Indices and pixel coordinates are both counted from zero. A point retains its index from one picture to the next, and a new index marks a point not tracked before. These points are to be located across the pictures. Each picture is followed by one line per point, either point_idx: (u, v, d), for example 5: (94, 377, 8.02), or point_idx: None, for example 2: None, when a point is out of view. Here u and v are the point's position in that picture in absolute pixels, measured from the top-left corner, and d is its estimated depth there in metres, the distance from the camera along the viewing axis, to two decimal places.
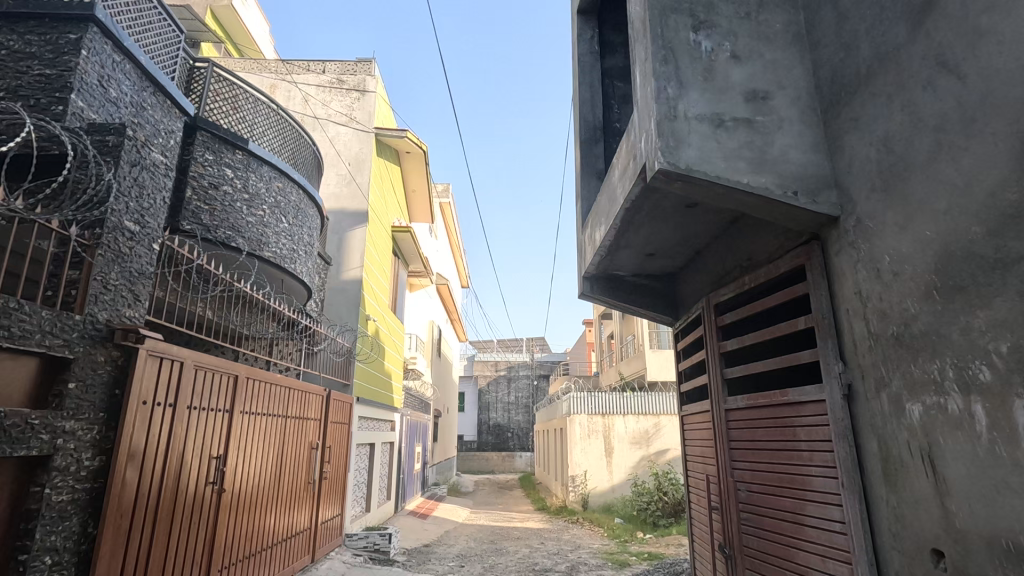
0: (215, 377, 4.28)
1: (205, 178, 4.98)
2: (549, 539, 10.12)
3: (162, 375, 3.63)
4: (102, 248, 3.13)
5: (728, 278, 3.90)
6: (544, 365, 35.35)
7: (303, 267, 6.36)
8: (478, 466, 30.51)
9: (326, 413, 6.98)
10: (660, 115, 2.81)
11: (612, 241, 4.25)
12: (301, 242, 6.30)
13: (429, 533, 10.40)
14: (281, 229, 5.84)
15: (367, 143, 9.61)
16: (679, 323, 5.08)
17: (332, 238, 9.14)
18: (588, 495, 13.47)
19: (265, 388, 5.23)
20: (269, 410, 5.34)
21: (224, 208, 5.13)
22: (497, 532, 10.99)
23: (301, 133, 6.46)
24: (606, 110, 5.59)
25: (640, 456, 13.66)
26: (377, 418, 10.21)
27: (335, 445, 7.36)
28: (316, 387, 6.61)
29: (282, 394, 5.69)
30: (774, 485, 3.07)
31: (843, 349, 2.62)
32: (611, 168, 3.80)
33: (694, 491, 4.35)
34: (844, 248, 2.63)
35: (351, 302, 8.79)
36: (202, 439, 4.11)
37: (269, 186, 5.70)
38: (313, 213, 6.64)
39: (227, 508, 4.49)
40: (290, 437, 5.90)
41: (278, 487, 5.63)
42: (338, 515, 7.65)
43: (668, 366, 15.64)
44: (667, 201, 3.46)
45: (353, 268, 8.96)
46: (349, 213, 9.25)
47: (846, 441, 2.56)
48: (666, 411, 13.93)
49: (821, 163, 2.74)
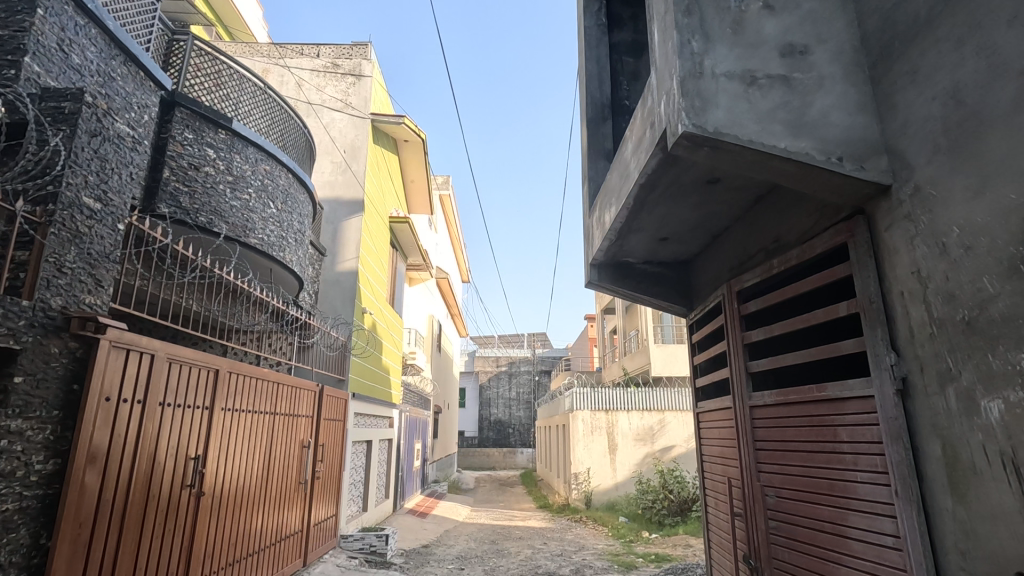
0: (193, 371, 3.95)
1: (184, 158, 4.63)
2: (551, 539, 9.80)
3: (129, 369, 3.29)
4: (56, 226, 2.80)
5: (751, 263, 3.55)
6: (545, 360, 35.07)
7: (292, 256, 6.02)
8: (479, 462, 30.26)
9: (319, 410, 6.65)
10: (684, 72, 2.46)
11: (624, 224, 3.90)
12: (291, 230, 5.96)
13: (428, 533, 10.08)
14: (269, 215, 5.50)
15: (362, 130, 9.26)
16: (694, 314, 4.74)
17: (327, 228, 8.79)
18: (591, 493, 13.15)
19: (250, 383, 4.88)
20: (254, 408, 5.00)
21: (206, 190, 4.79)
22: (499, 531, 10.68)
23: (290, 114, 6.11)
24: (614, 87, 5.23)
25: (644, 453, 13.36)
26: (374, 415, 9.86)
27: (329, 443, 7.03)
28: (308, 382, 6.28)
29: (270, 390, 5.36)
30: (810, 492, 2.73)
31: (896, 338, 2.28)
32: (623, 141, 3.45)
33: (712, 494, 4.02)
34: (897, 222, 2.29)
35: (346, 295, 8.45)
36: (177, 439, 3.77)
37: (255, 169, 5.35)
38: (303, 199, 6.30)
39: (208, 513, 4.17)
40: (279, 434, 5.58)
41: (266, 489, 5.30)
42: (333, 515, 7.33)
43: (674, 363, 15.19)
44: (688, 175, 3.11)
45: (348, 259, 8.60)
46: (344, 202, 8.90)
47: (901, 444, 2.21)
48: (671, 407, 13.64)
49: (870, 125, 2.38)
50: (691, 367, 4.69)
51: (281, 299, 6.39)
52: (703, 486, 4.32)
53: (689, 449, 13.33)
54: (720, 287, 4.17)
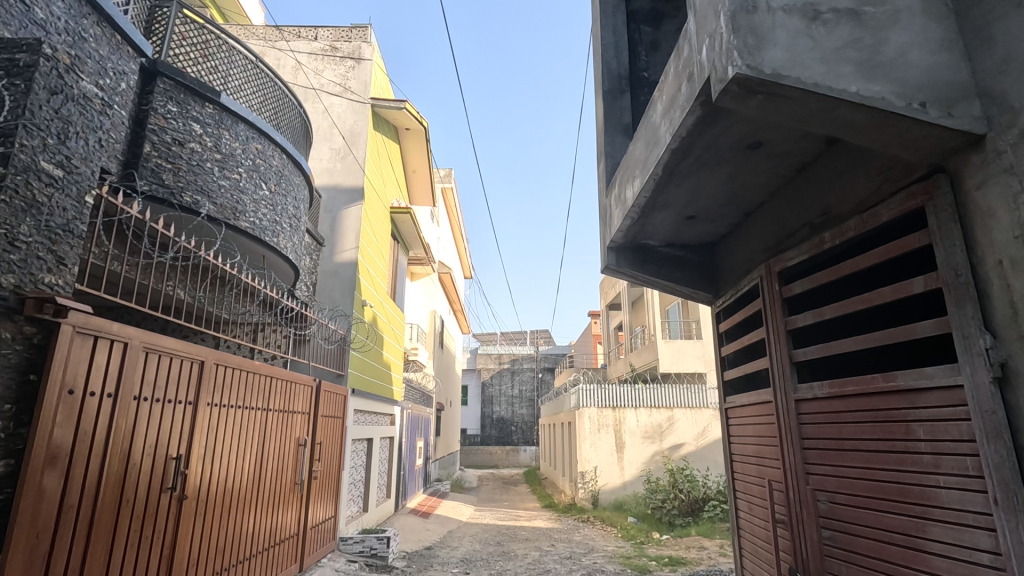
0: (173, 362, 3.59)
1: (167, 132, 4.27)
2: (559, 541, 9.43)
3: (96, 359, 2.92)
4: (8, 193, 2.44)
5: (793, 240, 3.19)
6: (548, 358, 34.73)
7: (287, 242, 5.67)
8: (482, 460, 29.92)
9: (316, 406, 6.29)
10: (734, 5, 2.09)
11: (648, 199, 3.53)
12: (285, 214, 5.60)
13: (431, 534, 9.73)
14: (261, 197, 5.14)
15: (362, 115, 8.91)
16: (720, 302, 4.39)
17: (325, 217, 8.44)
18: (598, 492, 12.79)
19: (239, 377, 4.52)
20: (245, 403, 4.64)
21: (191, 168, 4.43)
22: (504, 532, 10.33)
23: (284, 91, 5.75)
24: (632, 58, 4.86)
25: (652, 452, 13.01)
26: (375, 412, 9.51)
27: (327, 441, 6.68)
28: (304, 377, 5.92)
29: (262, 385, 5.00)
30: (877, 499, 2.37)
31: (991, 316, 1.91)
32: (652, 103, 3.08)
33: (747, 498, 3.67)
34: (993, 177, 1.91)
35: (345, 286, 8.09)
36: (156, 437, 3.42)
37: (246, 148, 4.99)
38: (299, 181, 5.95)
39: (191, 517, 3.81)
40: (273, 432, 5.22)
41: (259, 490, 4.95)
42: (331, 517, 6.97)
43: (682, 359, 14.84)
44: (728, 137, 2.74)
45: (347, 249, 8.24)
46: (343, 190, 8.54)
47: (1000, 443, 1.84)
48: (680, 404, 13.30)
49: (958, 65, 2.01)
50: (718, 358, 4.33)
51: (274, 289, 6.04)
52: (735, 490, 3.98)
53: (699, 446, 12.98)
54: (752, 270, 3.81)
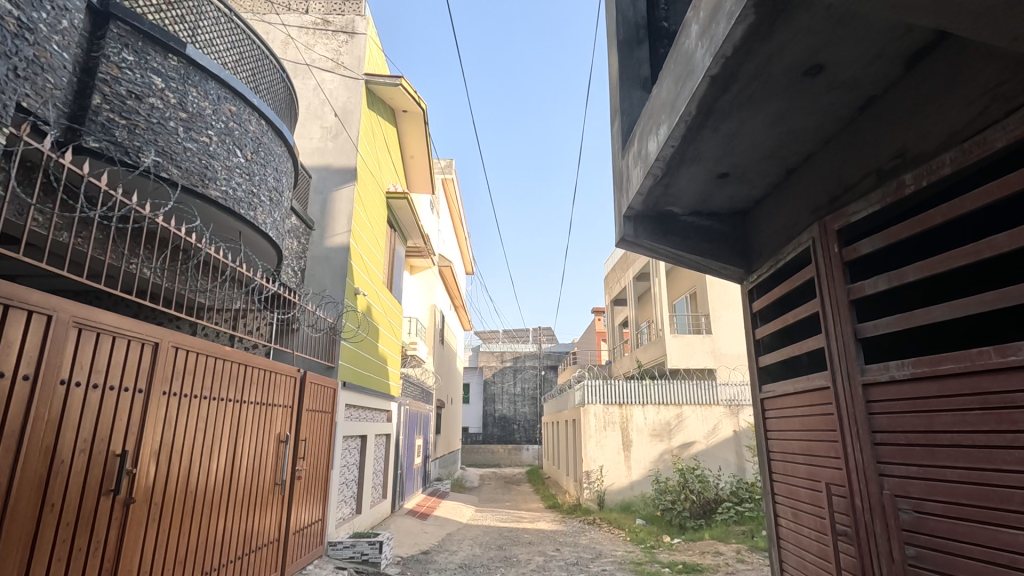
0: (115, 341, 3.04)
1: (122, 83, 3.73)
2: (564, 544, 8.90)
3: (9, 333, 2.40)
4: None
5: (856, 191, 2.67)
6: (551, 355, 34.18)
7: (266, 217, 5.14)
8: (484, 459, 29.42)
9: (300, 399, 5.76)
10: None
11: (676, 150, 3.00)
12: (264, 186, 5.06)
13: (429, 537, 9.20)
14: (235, 164, 4.61)
15: (356, 92, 8.38)
16: (752, 277, 3.87)
17: (315, 199, 7.92)
18: (604, 492, 12.24)
19: (205, 363, 3.99)
20: (213, 393, 4.11)
21: (151, 126, 3.90)
22: (506, 535, 9.80)
23: (264, 51, 5.20)
24: (650, 6, 4.30)
25: (661, 451, 12.47)
26: (369, 408, 9.00)
27: (314, 438, 6.16)
28: (285, 366, 5.39)
29: (236, 374, 4.46)
30: (989, 507, 1.83)
31: None
32: (687, 25, 2.55)
33: (794, 502, 3.16)
34: None
35: (337, 272, 7.56)
36: (93, 429, 2.89)
37: (217, 108, 4.44)
38: (281, 151, 5.41)
39: (142, 524, 3.29)
40: (249, 429, 4.68)
41: (233, 493, 4.43)
42: (317, 520, 6.45)
43: (691, 354, 14.27)
44: (787, 55, 2.21)
45: (338, 233, 7.71)
46: (335, 170, 8.02)
47: None
48: (689, 401, 12.78)
49: None
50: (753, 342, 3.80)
51: (254, 270, 5.52)
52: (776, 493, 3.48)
53: (709, 445, 12.44)
54: (794, 236, 3.28)
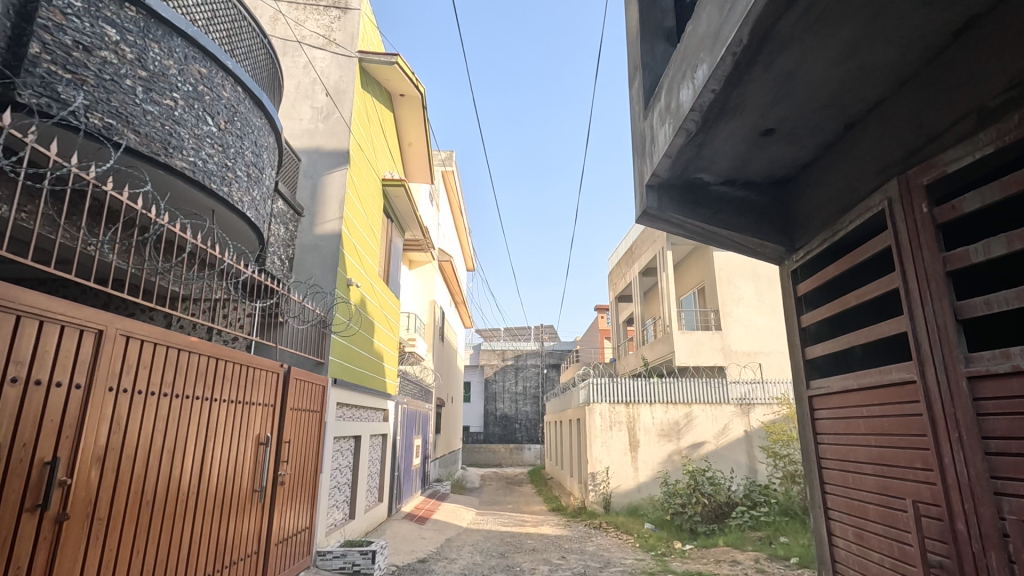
0: (40, 326, 2.55)
1: (67, 32, 3.21)
2: (570, 552, 8.40)
3: None
4: None
5: (949, 137, 2.19)
6: (553, 353, 33.68)
7: (243, 195, 4.61)
8: (485, 459, 28.98)
9: (285, 397, 5.28)
10: None
11: (717, 97, 2.52)
12: (240, 161, 4.55)
13: (426, 543, 8.71)
14: (205, 133, 4.10)
15: (349, 70, 7.88)
16: (799, 254, 3.34)
17: (305, 183, 7.43)
18: (610, 495, 11.75)
19: (164, 356, 3.49)
20: (176, 389, 3.61)
21: (103, 83, 3.38)
22: (508, 540, 9.32)
23: (240, 11, 4.66)
24: None
25: (669, 451, 11.98)
26: (364, 407, 8.53)
27: (300, 439, 5.68)
28: (267, 361, 4.92)
29: (206, 368, 3.98)
30: None
31: None
32: None
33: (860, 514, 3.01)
34: None
35: (327, 262, 7.06)
36: (10, 430, 2.39)
37: (183, 69, 3.93)
38: (261, 124, 4.92)
39: (82, 544, 2.79)
40: (223, 431, 4.19)
41: (204, 504, 3.93)
42: (304, 528, 5.95)
43: (700, 352, 13.73)
44: None
45: (329, 220, 7.22)
46: (325, 153, 7.52)
47: None
48: (698, 400, 12.27)
49: None
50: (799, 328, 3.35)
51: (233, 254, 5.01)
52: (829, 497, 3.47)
53: (719, 446, 11.95)
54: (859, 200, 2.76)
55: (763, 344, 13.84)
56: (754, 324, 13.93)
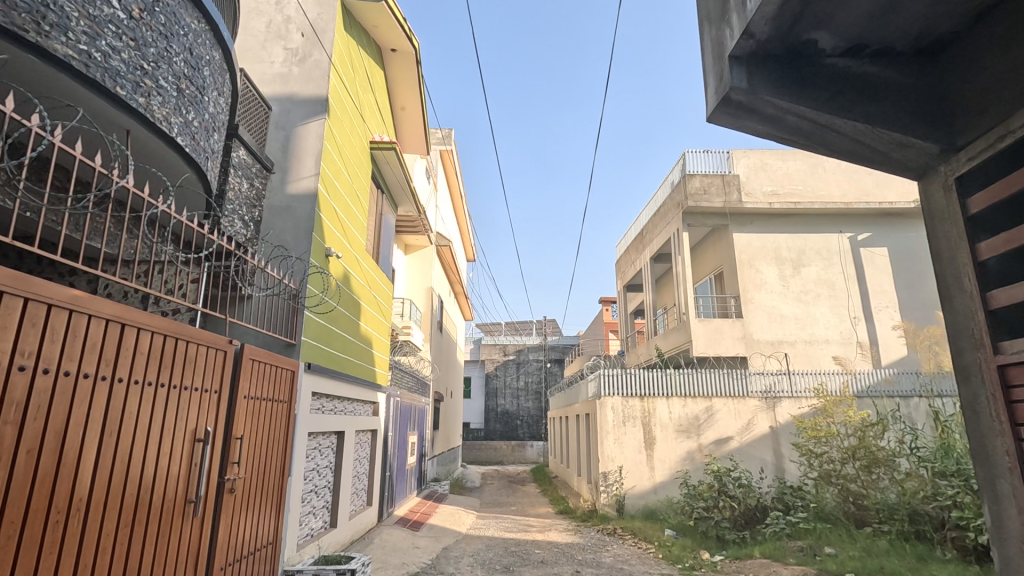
0: None
1: None
2: (586, 565, 7.33)
3: None
4: None
5: None
6: (556, 348, 32.43)
7: (172, 114, 3.50)
8: (486, 456, 27.99)
9: (235, 382, 4.20)
10: None
11: None
12: (167, 67, 3.44)
13: (420, 553, 7.66)
14: (106, 17, 2.98)
15: (329, 6, 6.75)
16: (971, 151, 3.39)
17: (276, 135, 6.34)
18: (623, 497, 10.66)
19: (21, 312, 2.41)
20: (43, 362, 2.52)
21: None
22: (514, 550, 8.27)
23: None
24: None
25: (689, 449, 10.91)
26: (348, 400, 7.50)
27: (259, 435, 4.61)
28: (210, 335, 3.86)
29: (102, 336, 2.88)
30: None
31: None
32: None
33: None
34: None
35: (300, 226, 5.97)
36: None
37: None
38: (198, 28, 3.78)
39: None
40: (130, 422, 3.08)
41: (100, 524, 2.84)
42: (266, 544, 4.85)
43: (719, 341, 12.64)
44: None
45: (303, 177, 6.14)
46: (300, 101, 6.42)
47: None
48: (719, 392, 11.20)
49: None
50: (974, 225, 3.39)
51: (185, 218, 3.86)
52: None
53: (744, 443, 10.90)
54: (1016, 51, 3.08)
55: (788, 332, 12.76)
56: (779, 312, 12.85)
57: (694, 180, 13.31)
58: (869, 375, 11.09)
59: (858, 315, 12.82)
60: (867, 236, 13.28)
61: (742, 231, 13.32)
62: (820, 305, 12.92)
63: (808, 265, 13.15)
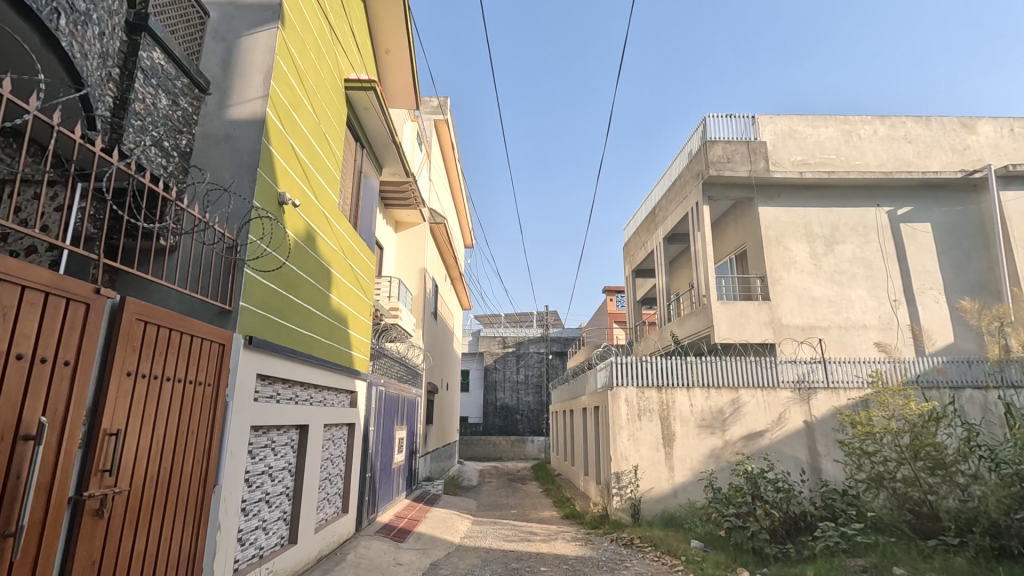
0: None
1: None
2: None
3: None
4: None
5: None
6: (558, 340, 30.94)
7: None
8: (485, 452, 26.70)
9: (107, 352, 2.83)
10: None
11: None
12: None
13: (402, 571, 6.36)
14: None
15: None
16: None
17: (214, 49, 4.97)
18: (638, 501, 9.34)
19: None
20: None
21: None
22: (518, 565, 6.97)
23: None
24: None
25: (713, 446, 9.60)
26: (314, 386, 6.17)
27: (159, 428, 3.25)
28: (59, 281, 2.52)
29: None
30: None
31: None
32: None
33: None
34: None
35: (240, 160, 4.60)
36: None
37: None
38: None
39: None
40: None
41: None
42: None
43: (745, 326, 11.26)
44: None
45: (248, 100, 4.76)
46: (245, 5, 5.03)
47: None
48: (747, 383, 9.88)
49: None
50: None
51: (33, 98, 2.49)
52: None
53: (776, 440, 9.60)
54: None
55: (821, 317, 11.43)
56: (810, 294, 11.51)
57: (716, 147, 11.82)
58: (917, 363, 9.80)
59: (899, 298, 11.52)
60: (907, 210, 11.96)
61: (768, 205, 11.96)
62: (856, 286, 11.59)
63: (842, 242, 11.82)
